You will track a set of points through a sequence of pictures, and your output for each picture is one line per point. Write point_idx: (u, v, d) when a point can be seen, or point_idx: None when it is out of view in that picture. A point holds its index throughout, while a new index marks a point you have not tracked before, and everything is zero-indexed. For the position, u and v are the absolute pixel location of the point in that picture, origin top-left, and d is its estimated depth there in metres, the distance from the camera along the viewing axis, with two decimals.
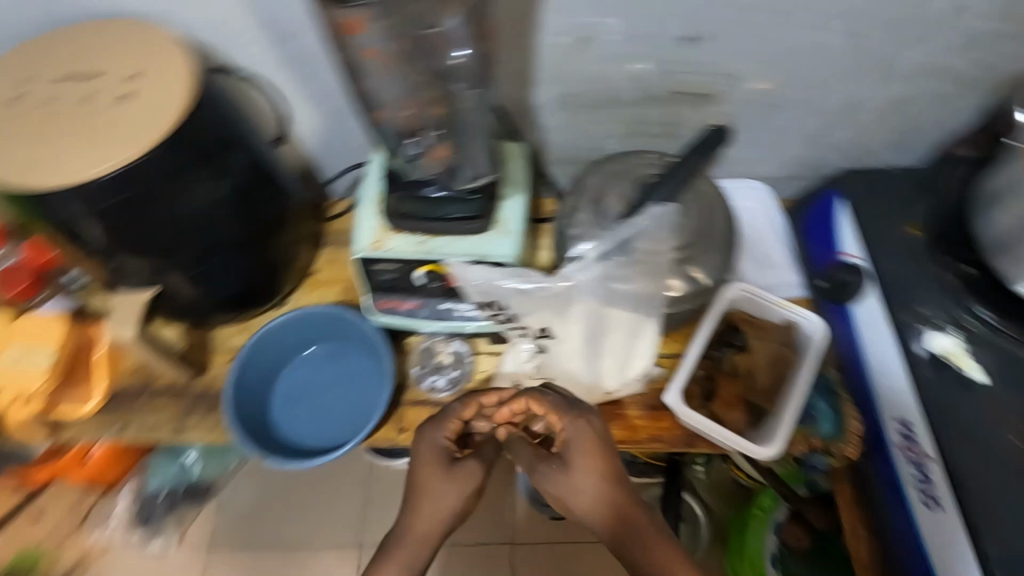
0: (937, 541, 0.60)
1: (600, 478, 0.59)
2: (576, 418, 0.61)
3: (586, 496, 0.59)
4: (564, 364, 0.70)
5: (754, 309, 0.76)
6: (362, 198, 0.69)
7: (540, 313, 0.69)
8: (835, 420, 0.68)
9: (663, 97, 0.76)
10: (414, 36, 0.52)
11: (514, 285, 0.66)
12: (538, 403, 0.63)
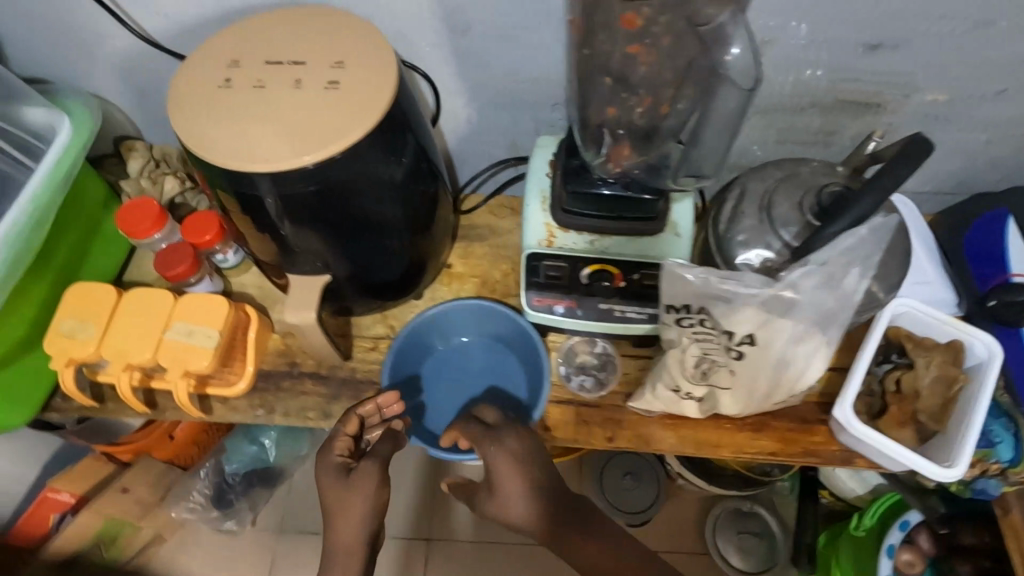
0: None
1: (524, 488, 0.62)
2: (521, 462, 0.63)
3: (516, 509, 0.62)
4: (752, 374, 0.64)
5: (914, 325, 0.73)
6: (529, 195, 0.70)
7: (746, 317, 0.61)
8: (1015, 447, 0.68)
9: (829, 104, 0.74)
10: (686, 34, 0.54)
11: (735, 287, 0.60)
12: (498, 443, 0.64)
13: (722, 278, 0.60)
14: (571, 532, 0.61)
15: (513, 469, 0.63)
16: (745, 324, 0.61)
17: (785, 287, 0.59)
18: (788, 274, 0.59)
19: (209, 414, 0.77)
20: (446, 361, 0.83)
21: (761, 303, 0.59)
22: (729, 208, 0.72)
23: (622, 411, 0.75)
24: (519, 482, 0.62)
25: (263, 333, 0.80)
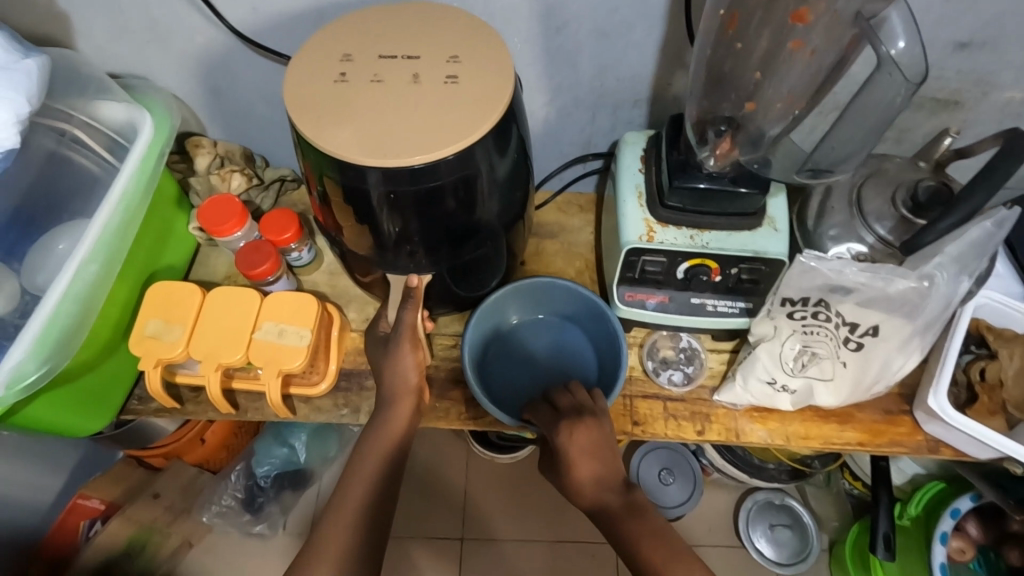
0: None
1: (591, 461, 0.59)
2: (588, 445, 0.60)
3: (585, 479, 0.59)
4: (866, 364, 0.66)
5: (994, 318, 0.75)
6: (624, 191, 0.70)
7: (875, 308, 0.64)
8: None
9: (909, 102, 0.76)
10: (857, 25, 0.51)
11: (867, 278, 0.62)
12: (568, 429, 0.61)
13: (858, 271, 0.62)
14: (621, 521, 0.55)
15: (580, 450, 0.60)
16: (871, 315, 0.64)
17: (925, 278, 0.61)
18: (925, 267, 0.61)
19: (292, 415, 0.76)
20: (509, 340, 0.81)
21: (891, 296, 0.63)
22: (817, 204, 0.73)
23: (709, 406, 0.75)
24: (585, 464, 0.59)
25: (343, 331, 0.80)
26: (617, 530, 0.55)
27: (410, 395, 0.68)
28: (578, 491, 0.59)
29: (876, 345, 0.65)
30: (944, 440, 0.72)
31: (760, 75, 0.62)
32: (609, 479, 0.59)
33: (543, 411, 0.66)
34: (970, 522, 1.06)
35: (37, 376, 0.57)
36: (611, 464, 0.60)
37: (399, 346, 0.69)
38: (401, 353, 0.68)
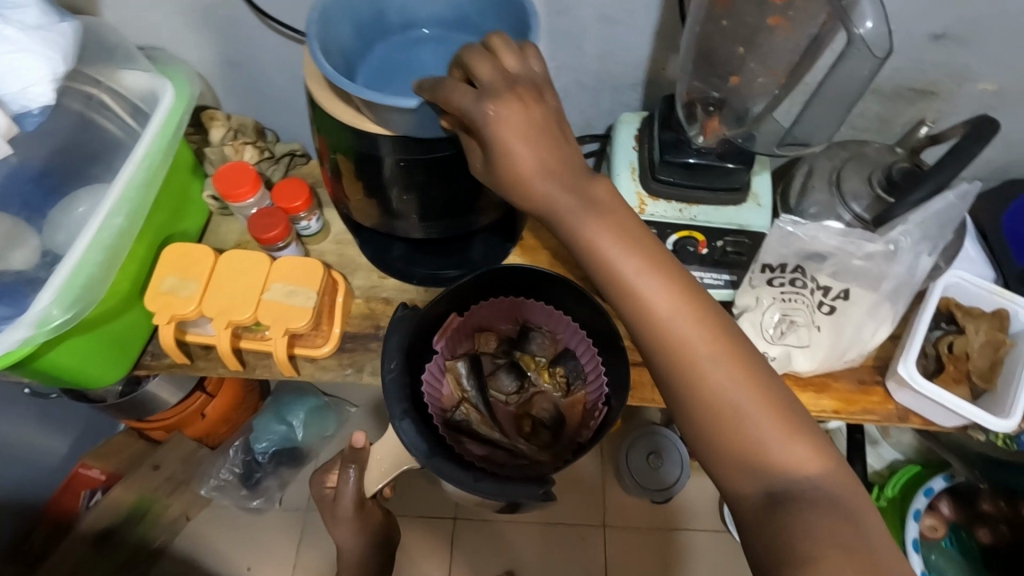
0: None
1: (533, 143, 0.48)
2: (605, 216, 0.49)
3: (529, 169, 0.48)
4: (843, 329, 0.71)
5: (964, 297, 0.80)
6: (618, 166, 0.74)
7: (848, 273, 0.69)
8: None
9: (889, 91, 0.81)
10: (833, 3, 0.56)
11: (840, 241, 0.67)
12: (500, 107, 0.47)
13: (829, 236, 0.67)
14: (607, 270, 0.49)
15: (591, 217, 0.48)
16: (843, 280, 0.70)
17: (892, 241, 0.66)
18: (892, 232, 0.66)
19: (297, 374, 0.80)
20: (399, 49, 0.65)
21: (870, 263, 0.68)
22: (799, 183, 0.77)
23: None
24: (610, 243, 0.48)
25: (347, 298, 0.84)
26: (660, 314, 0.47)
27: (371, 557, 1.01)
28: (613, 281, 0.49)
29: (851, 306, 0.70)
30: (912, 408, 0.76)
31: (743, 51, 0.67)
32: (564, 170, 0.49)
33: (463, 87, 0.49)
34: (944, 502, 1.10)
35: (62, 320, 0.61)
36: (637, 239, 0.49)
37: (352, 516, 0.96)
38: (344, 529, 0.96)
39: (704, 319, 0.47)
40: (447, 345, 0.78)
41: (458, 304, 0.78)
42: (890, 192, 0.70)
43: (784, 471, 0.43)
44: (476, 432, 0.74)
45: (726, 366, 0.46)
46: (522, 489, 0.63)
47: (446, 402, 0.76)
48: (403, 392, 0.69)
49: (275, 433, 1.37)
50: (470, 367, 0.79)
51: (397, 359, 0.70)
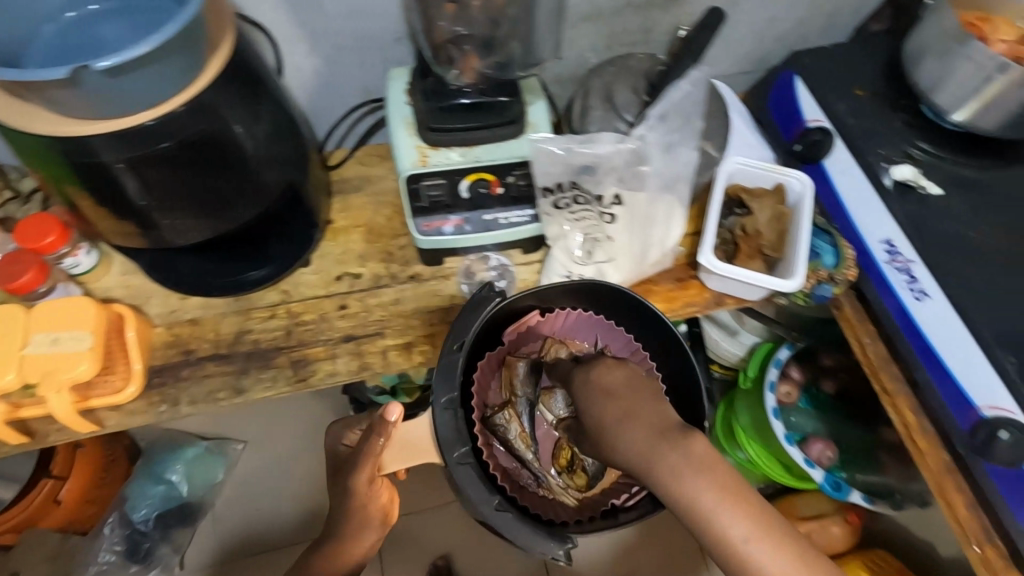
0: (934, 323, 0.73)
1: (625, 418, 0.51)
2: (626, 403, 0.52)
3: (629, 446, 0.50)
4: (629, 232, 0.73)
5: (748, 180, 0.86)
6: (394, 123, 0.71)
7: (610, 177, 0.72)
8: (835, 253, 0.79)
9: (640, 1, 0.84)
10: None
11: (591, 149, 0.70)
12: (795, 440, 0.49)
13: (580, 149, 0.70)
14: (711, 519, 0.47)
15: (596, 401, 0.54)
16: (611, 186, 0.73)
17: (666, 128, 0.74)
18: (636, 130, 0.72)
19: (101, 426, 0.71)
20: (73, 26, 0.55)
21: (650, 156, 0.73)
22: (579, 105, 0.78)
23: None
24: (693, 483, 0.47)
25: (143, 330, 0.75)
26: (696, 495, 0.47)
27: (376, 526, 0.73)
28: (638, 456, 0.49)
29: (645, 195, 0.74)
30: (723, 291, 0.81)
31: None
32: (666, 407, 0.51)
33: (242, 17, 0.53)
34: (792, 367, 1.22)
35: None
36: (658, 416, 0.51)
37: (358, 486, 0.67)
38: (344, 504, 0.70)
39: (742, 497, 0.47)
40: (516, 339, 0.69)
41: (546, 300, 0.69)
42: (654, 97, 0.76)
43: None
44: (511, 446, 0.64)
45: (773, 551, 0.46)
46: (532, 538, 0.53)
47: (490, 398, 0.67)
48: (457, 378, 0.57)
49: (154, 494, 1.22)
50: (530, 370, 0.67)
51: (463, 341, 0.58)
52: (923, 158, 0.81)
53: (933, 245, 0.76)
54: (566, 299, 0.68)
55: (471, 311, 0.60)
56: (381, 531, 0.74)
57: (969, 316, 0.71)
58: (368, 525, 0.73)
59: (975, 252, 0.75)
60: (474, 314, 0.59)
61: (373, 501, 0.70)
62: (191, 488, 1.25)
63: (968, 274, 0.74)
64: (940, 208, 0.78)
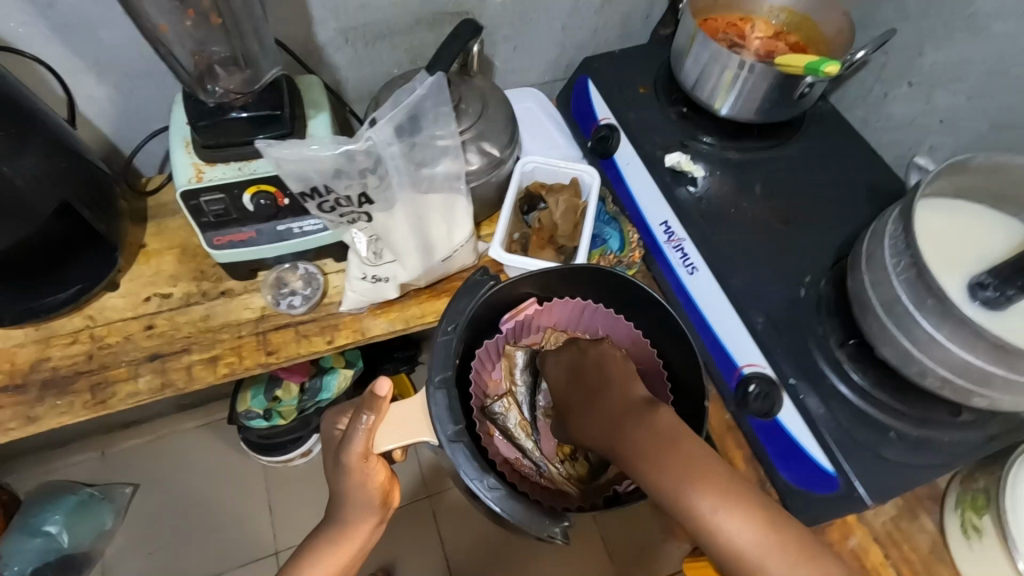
0: (703, 293, 0.79)
1: (621, 378, 0.58)
2: (566, 358, 0.64)
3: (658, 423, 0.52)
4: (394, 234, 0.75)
5: (547, 177, 0.94)
6: (172, 143, 0.74)
7: (360, 183, 0.67)
8: (619, 238, 0.88)
9: (429, 18, 0.90)
10: None
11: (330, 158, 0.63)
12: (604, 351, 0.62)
13: (315, 156, 0.63)
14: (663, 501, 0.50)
15: (560, 377, 0.63)
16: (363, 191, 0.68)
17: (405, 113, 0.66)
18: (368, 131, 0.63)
19: None
20: None
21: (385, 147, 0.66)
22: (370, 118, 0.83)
23: (337, 316, 0.84)
24: (675, 476, 0.49)
25: None
26: (635, 440, 0.52)
27: (367, 517, 0.69)
28: (591, 415, 0.57)
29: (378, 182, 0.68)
30: None
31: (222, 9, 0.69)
32: (586, 368, 0.61)
33: None
34: None
35: None
36: (604, 396, 0.57)
37: (347, 469, 0.65)
38: (356, 480, 0.66)
39: (666, 454, 0.50)
40: (514, 328, 0.75)
41: (545, 290, 0.76)
42: None
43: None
44: (509, 434, 0.71)
45: (728, 501, 0.48)
46: (532, 522, 0.57)
47: (491, 389, 0.74)
48: (455, 357, 0.65)
49: (31, 548, 1.24)
50: (529, 359, 0.75)
51: (455, 325, 0.66)
52: (696, 146, 0.88)
53: (700, 222, 0.82)
54: (564, 287, 0.76)
55: (469, 295, 0.68)
56: (380, 515, 0.71)
57: (729, 284, 0.77)
58: (367, 508, 0.69)
59: (739, 226, 0.82)
60: (478, 296, 0.69)
61: (369, 481, 0.67)
62: (73, 538, 1.29)
63: (730, 245, 0.80)
64: (708, 189, 0.85)
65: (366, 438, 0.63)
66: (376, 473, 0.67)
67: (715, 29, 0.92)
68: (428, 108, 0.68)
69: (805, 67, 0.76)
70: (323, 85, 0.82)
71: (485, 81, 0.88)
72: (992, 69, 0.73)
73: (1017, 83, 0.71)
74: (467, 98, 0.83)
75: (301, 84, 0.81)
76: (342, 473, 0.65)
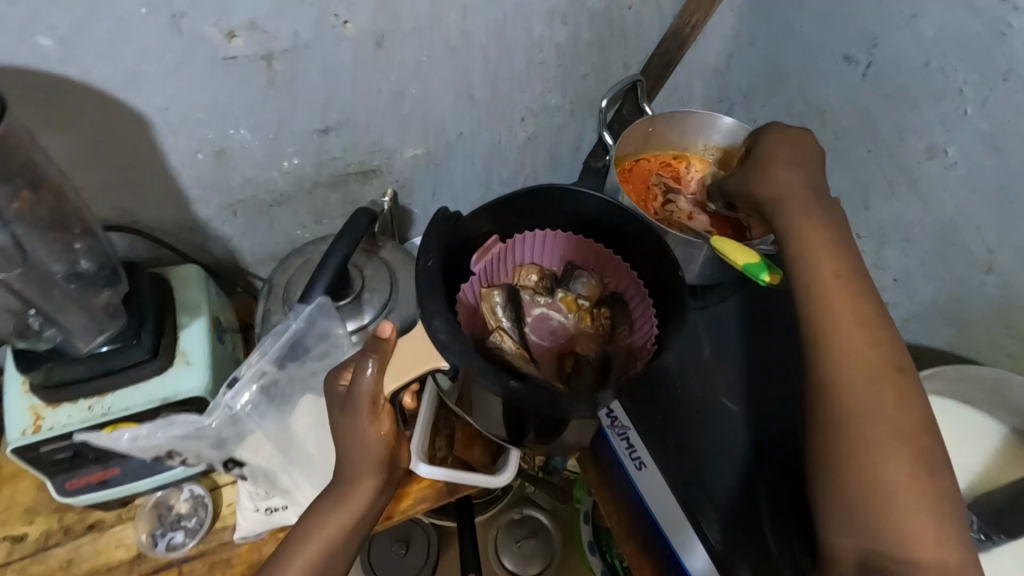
0: (654, 497, 0.70)
1: (819, 203, 0.60)
2: (832, 265, 0.57)
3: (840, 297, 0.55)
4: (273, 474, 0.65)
5: None
6: (8, 382, 0.62)
7: (221, 443, 0.61)
8: None
9: (330, 181, 0.79)
10: None
11: (177, 433, 0.59)
12: (790, 159, 0.63)
13: (155, 433, 0.58)
14: (832, 418, 0.52)
15: (787, 178, 0.61)
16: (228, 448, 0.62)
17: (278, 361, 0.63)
18: (224, 394, 0.60)
19: None
20: None
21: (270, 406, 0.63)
22: (261, 309, 0.73)
23: (232, 547, 0.70)
24: (863, 390, 0.51)
25: None
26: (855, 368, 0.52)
27: (370, 470, 0.63)
28: (827, 312, 0.55)
29: (275, 436, 0.64)
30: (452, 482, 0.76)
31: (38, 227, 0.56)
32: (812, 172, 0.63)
33: None
34: None
35: None
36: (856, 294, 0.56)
37: (355, 417, 0.61)
38: (360, 429, 0.61)
39: (896, 390, 0.51)
40: (484, 270, 0.70)
41: (500, 232, 0.73)
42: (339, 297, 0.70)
43: (925, 553, 0.46)
44: (510, 362, 0.64)
45: (908, 435, 0.49)
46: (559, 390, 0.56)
47: (478, 330, 0.67)
48: (440, 290, 0.62)
49: None
50: (508, 297, 0.69)
51: (433, 258, 0.64)
52: None
53: (646, 410, 0.72)
54: (521, 225, 0.73)
55: (438, 228, 0.65)
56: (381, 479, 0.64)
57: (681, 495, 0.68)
58: (371, 466, 0.63)
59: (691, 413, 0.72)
60: (456, 223, 0.67)
61: (369, 434, 0.62)
62: None
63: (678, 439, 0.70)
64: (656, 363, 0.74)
65: (379, 381, 0.60)
66: (380, 425, 0.62)
67: (647, 171, 0.84)
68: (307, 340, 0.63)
69: (744, 268, 0.59)
70: (203, 275, 0.71)
71: (395, 251, 0.77)
72: (945, 238, 0.66)
73: (970, 259, 0.65)
74: (372, 279, 0.73)
75: (172, 279, 0.70)
76: (351, 418, 0.61)
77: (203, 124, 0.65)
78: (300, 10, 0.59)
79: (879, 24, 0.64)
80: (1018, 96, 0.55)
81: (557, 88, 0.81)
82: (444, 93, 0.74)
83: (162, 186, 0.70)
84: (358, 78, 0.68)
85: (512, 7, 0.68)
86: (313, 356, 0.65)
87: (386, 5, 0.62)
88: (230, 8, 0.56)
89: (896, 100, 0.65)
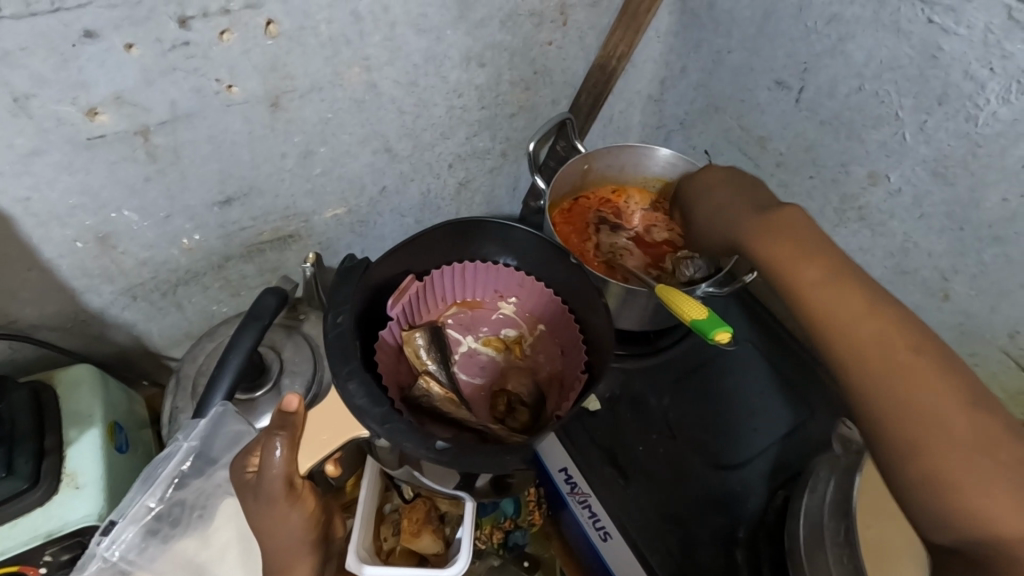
0: (622, 565, 0.63)
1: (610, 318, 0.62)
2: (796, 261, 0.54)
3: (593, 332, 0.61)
4: None
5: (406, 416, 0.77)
6: None
7: None
8: (515, 500, 0.77)
9: (241, 254, 0.71)
10: None
11: None
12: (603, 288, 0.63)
13: None
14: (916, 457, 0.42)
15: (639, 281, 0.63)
16: None
17: (176, 477, 0.56)
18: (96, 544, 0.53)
19: None
20: None
21: (173, 528, 0.57)
22: (168, 408, 0.64)
23: None
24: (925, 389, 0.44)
25: None
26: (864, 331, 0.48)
27: (303, 557, 0.51)
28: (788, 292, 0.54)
29: (184, 563, 0.57)
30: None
31: None
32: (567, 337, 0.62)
33: None
34: None
35: None
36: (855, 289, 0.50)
37: (274, 504, 0.48)
38: (282, 515, 0.48)
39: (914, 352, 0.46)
40: (404, 312, 0.60)
41: (416, 267, 0.63)
42: (253, 388, 0.63)
43: (957, 467, 0.40)
44: (438, 413, 0.56)
45: (949, 412, 0.42)
46: (492, 455, 0.50)
47: (403, 379, 0.59)
48: (354, 349, 0.53)
49: None
50: (432, 338, 0.60)
51: (346, 313, 0.55)
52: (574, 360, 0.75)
53: (608, 470, 0.64)
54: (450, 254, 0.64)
55: (352, 283, 0.58)
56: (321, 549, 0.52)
57: (648, 564, 0.60)
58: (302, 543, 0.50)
59: (663, 466, 0.65)
60: (365, 273, 0.58)
61: (293, 524, 0.49)
62: None
63: (648, 493, 0.63)
64: (623, 420, 0.67)
65: (293, 459, 0.48)
66: (305, 504, 0.50)
67: (585, 210, 0.79)
68: (198, 462, 0.57)
69: (693, 324, 0.57)
70: (97, 374, 0.63)
71: (318, 324, 0.70)
72: (894, 264, 0.63)
73: (924, 289, 0.62)
74: (290, 360, 0.66)
75: (58, 385, 0.62)
76: (266, 506, 0.48)
77: (77, 212, 0.57)
78: (173, 79, 0.51)
79: (809, 50, 0.60)
80: (956, 122, 0.52)
81: (484, 132, 0.75)
82: (356, 149, 0.67)
83: (39, 282, 0.61)
84: (256, 144, 0.60)
85: (421, 54, 0.62)
86: (223, 464, 0.58)
87: (273, 66, 0.55)
88: (85, 84, 0.48)
89: (833, 127, 0.62)
